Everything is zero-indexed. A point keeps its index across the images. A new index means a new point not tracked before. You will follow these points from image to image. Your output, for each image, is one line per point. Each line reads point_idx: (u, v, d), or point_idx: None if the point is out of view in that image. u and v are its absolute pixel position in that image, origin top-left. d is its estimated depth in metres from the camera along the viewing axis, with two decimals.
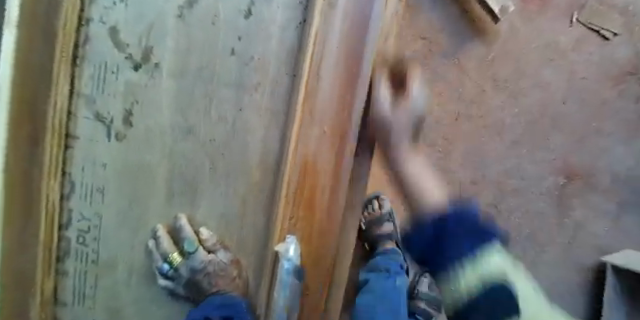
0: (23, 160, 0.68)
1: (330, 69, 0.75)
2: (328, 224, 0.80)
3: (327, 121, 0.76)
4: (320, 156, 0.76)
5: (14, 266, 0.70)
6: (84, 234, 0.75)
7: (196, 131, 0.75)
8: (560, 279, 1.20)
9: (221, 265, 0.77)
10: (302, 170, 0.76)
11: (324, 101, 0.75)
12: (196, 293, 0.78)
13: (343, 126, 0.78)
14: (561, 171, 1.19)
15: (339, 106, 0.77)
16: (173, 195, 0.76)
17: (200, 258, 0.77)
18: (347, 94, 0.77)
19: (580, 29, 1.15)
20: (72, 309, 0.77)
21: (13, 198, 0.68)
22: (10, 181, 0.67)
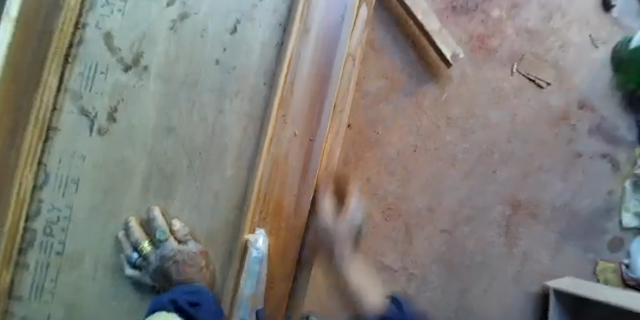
0: (5, 146, 0.80)
1: (302, 89, 0.93)
2: (297, 220, 0.94)
3: (298, 128, 0.93)
4: (290, 156, 0.92)
5: None
6: (53, 225, 0.88)
7: (176, 131, 0.91)
8: (509, 303, 1.32)
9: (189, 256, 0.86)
10: (274, 166, 0.91)
11: (297, 109, 0.93)
12: (163, 281, 0.88)
13: (312, 129, 0.94)
14: (508, 202, 1.33)
15: (309, 114, 0.94)
16: (149, 190, 0.90)
17: (172, 246, 0.88)
18: (315, 108, 0.94)
19: (519, 78, 1.32)
20: (27, 304, 0.86)
21: None
22: None
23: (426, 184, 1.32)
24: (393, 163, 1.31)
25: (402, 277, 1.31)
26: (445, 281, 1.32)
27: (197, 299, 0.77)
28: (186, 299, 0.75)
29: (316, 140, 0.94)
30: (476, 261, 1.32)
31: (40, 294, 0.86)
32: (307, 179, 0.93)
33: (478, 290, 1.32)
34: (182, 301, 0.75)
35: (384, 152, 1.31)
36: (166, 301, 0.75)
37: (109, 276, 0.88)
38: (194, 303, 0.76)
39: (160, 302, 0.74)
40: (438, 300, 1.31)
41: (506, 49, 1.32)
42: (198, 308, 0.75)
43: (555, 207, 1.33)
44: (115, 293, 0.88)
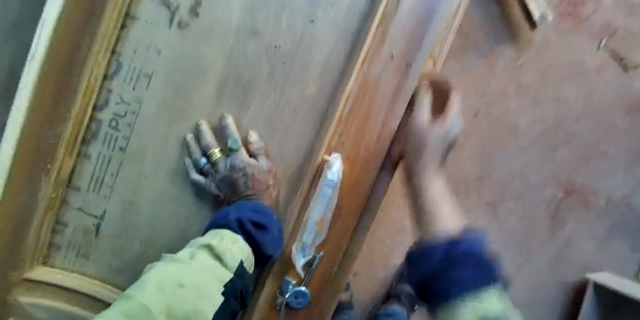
0: (74, 29, 0.63)
1: (412, 1, 0.65)
2: (377, 147, 0.70)
3: (396, 47, 0.66)
4: (382, 79, 0.67)
5: (42, 142, 0.66)
6: (119, 118, 0.70)
7: (261, 35, 0.67)
8: (540, 287, 1.28)
9: (254, 176, 0.68)
10: (362, 86, 0.67)
11: (401, 22, 0.66)
12: (231, 191, 0.70)
13: (410, 54, 0.66)
14: (562, 185, 1.25)
15: (414, 28, 0.66)
16: (224, 93, 0.69)
17: (237, 160, 0.68)
18: (420, 31, 0.66)
19: (604, 55, 1.21)
20: (84, 196, 0.73)
21: (58, 55, 0.63)
22: (57, 48, 0.62)
23: (480, 152, 1.25)
24: None
25: None
26: None
27: (263, 221, 0.66)
28: (252, 220, 0.64)
29: (415, 66, 0.66)
30: (516, 239, 1.27)
31: (98, 188, 0.72)
32: (396, 111, 0.68)
33: (512, 268, 1.28)
34: (247, 223, 0.64)
35: None
36: (231, 220, 0.63)
37: (170, 198, 0.71)
38: (260, 226, 0.65)
39: (226, 220, 0.63)
40: None
41: (598, 20, 1.19)
42: (264, 234, 0.65)
43: (611, 199, 1.24)
44: (172, 212, 0.71)
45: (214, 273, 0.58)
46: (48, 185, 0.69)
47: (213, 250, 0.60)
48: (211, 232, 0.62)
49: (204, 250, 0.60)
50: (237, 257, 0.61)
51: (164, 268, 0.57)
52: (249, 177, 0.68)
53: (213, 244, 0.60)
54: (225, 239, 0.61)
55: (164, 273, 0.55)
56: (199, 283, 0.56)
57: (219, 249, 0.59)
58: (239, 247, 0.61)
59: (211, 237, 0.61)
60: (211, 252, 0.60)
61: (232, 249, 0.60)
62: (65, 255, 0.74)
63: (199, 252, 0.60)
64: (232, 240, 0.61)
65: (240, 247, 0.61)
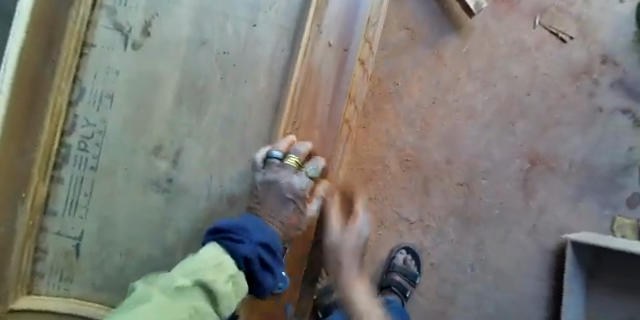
0: (38, 53, 0.67)
1: None
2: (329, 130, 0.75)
3: (333, 35, 0.74)
4: (325, 66, 0.74)
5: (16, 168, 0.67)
6: (86, 140, 0.74)
7: (210, 43, 0.73)
8: (524, 258, 1.31)
9: (293, 191, 0.66)
10: (307, 74, 0.73)
11: (335, 13, 0.75)
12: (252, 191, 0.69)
13: (345, 40, 0.75)
14: (526, 156, 1.31)
15: (346, 18, 0.75)
16: (182, 102, 0.73)
17: (278, 174, 0.66)
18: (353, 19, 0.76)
19: (542, 31, 1.30)
20: (62, 219, 0.74)
21: (24, 76, 0.65)
22: (24, 68, 0.64)
23: (445, 136, 1.31)
24: (412, 115, 1.32)
25: (417, 230, 1.33)
26: (462, 234, 1.32)
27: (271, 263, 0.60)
28: (261, 257, 0.58)
29: (352, 51, 0.76)
30: (493, 215, 1.32)
31: (75, 210, 0.74)
32: (340, 94, 0.75)
33: (494, 244, 1.32)
34: (255, 262, 0.56)
35: (402, 103, 1.32)
36: (240, 254, 0.55)
37: (145, 208, 0.74)
38: (266, 267, 0.59)
39: (236, 249, 0.55)
40: (455, 253, 1.32)
41: (529, 2, 1.30)
42: (268, 276, 0.59)
43: (574, 163, 1.31)
44: (146, 220, 0.74)
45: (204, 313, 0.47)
46: (24, 213, 0.71)
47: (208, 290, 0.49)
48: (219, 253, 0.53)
49: (198, 288, 0.48)
50: (227, 305, 0.51)
51: (157, 306, 0.44)
52: (288, 190, 0.66)
53: (211, 283, 0.49)
54: (226, 277, 0.51)
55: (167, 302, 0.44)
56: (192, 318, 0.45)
57: (217, 291, 0.49)
58: (234, 290, 0.52)
59: (215, 263, 0.51)
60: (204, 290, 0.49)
61: (230, 294, 0.51)
62: (49, 281, 0.75)
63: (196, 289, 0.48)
64: (232, 282, 0.52)
65: (236, 289, 0.52)
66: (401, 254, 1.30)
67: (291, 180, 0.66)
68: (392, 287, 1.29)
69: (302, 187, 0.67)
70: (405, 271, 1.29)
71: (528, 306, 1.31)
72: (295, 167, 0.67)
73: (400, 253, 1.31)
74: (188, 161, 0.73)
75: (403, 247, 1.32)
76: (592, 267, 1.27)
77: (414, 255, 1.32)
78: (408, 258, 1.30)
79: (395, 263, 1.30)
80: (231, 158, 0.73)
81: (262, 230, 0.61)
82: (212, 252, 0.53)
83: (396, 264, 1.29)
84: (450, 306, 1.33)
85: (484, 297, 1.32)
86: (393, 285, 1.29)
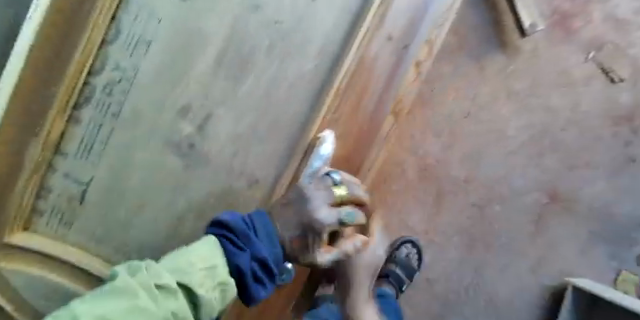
0: None
1: None
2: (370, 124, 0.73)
3: (396, 28, 0.69)
4: (380, 61, 0.69)
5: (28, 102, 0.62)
6: (113, 85, 0.68)
7: (264, 9, 0.66)
8: (520, 289, 1.29)
9: (312, 219, 0.61)
10: (355, 69, 0.68)
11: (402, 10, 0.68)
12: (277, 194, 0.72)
13: (407, 38, 0.70)
14: (545, 191, 1.27)
15: (411, 16, 0.69)
16: (222, 65, 0.68)
17: (320, 191, 0.64)
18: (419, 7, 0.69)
19: (592, 67, 1.23)
20: (71, 162, 0.70)
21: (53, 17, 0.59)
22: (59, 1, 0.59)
23: (468, 153, 1.27)
24: (441, 126, 1.27)
25: (421, 241, 1.30)
26: (464, 255, 1.29)
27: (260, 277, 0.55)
28: (254, 272, 0.54)
29: (410, 51, 0.71)
30: (499, 243, 1.29)
31: (88, 155, 0.70)
32: (391, 89, 0.72)
33: (493, 272, 1.30)
34: (249, 275, 0.53)
35: (434, 111, 1.26)
36: (235, 261, 0.52)
37: (162, 166, 0.70)
38: (260, 281, 0.56)
39: (233, 256, 0.52)
40: (455, 273, 1.30)
41: (587, 32, 1.22)
42: (260, 289, 0.56)
43: (593, 207, 1.27)
44: (161, 180, 0.71)
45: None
46: (36, 148, 0.66)
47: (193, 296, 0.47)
48: (212, 249, 0.51)
49: (182, 290, 0.46)
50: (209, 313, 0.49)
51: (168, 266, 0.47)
52: (308, 215, 0.62)
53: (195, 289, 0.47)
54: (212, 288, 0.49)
55: (135, 310, 0.40)
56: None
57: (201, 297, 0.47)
58: (219, 297, 0.50)
59: (201, 268, 0.49)
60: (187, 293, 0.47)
61: (214, 302, 0.49)
62: (49, 221, 0.72)
63: (179, 291, 0.45)
64: (219, 289, 0.50)
65: (221, 298, 0.50)
66: (406, 248, 1.27)
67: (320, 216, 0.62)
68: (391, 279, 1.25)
69: (325, 224, 0.61)
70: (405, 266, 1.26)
71: None
72: (339, 200, 0.65)
73: (405, 247, 1.27)
74: (216, 131, 0.69)
75: (408, 241, 1.28)
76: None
77: (418, 249, 1.29)
78: (412, 251, 1.28)
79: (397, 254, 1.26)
80: (263, 135, 0.70)
81: (267, 243, 0.58)
82: (205, 246, 0.51)
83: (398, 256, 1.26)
84: None
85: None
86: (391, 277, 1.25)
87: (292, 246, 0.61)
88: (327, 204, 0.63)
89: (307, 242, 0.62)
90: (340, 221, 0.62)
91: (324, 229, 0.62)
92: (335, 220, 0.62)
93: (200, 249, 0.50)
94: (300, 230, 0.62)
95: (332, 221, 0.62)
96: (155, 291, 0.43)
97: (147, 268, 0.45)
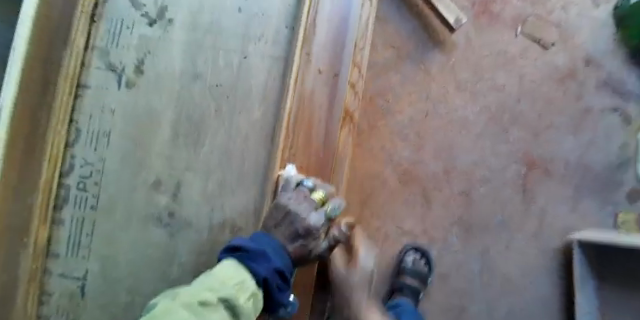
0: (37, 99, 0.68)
1: (327, 21, 0.78)
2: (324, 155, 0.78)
3: (321, 61, 0.77)
4: (316, 93, 0.76)
5: (12, 219, 0.66)
6: (85, 180, 0.75)
7: (203, 76, 0.74)
8: (528, 261, 1.30)
9: (307, 227, 0.66)
10: (299, 106, 0.74)
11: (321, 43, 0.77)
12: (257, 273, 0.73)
13: (334, 66, 0.78)
14: (521, 162, 1.32)
15: (333, 49, 0.78)
16: (179, 137, 0.74)
17: (301, 202, 0.68)
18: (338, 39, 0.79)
19: (524, 40, 1.33)
20: (65, 262, 0.75)
21: (17, 131, 0.65)
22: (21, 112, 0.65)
23: (439, 148, 1.32)
24: (406, 130, 1.33)
25: (422, 242, 1.30)
26: (466, 242, 1.30)
27: (283, 282, 0.65)
28: (276, 281, 0.63)
29: (342, 76, 0.78)
30: (495, 222, 1.31)
31: (78, 251, 0.75)
32: (332, 119, 0.77)
33: (500, 250, 1.30)
34: (273, 283, 0.62)
35: (395, 117, 1.33)
36: (259, 274, 0.60)
37: (147, 244, 0.74)
38: (281, 288, 0.64)
39: (256, 270, 0.60)
40: (465, 264, 1.30)
41: (509, 12, 1.33)
42: (283, 295, 0.64)
43: (569, 165, 1.32)
44: (149, 257, 0.74)
45: None
46: (28, 258, 0.72)
47: (231, 307, 0.57)
48: (237, 268, 0.60)
49: (221, 304, 0.56)
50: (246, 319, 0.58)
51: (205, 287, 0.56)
52: (302, 225, 0.66)
53: (234, 301, 0.57)
54: (247, 296, 0.58)
55: None
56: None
57: (240, 306, 0.57)
58: (253, 305, 0.59)
59: (233, 283, 0.58)
60: (225, 307, 0.56)
61: (250, 309, 0.58)
62: None
63: (218, 305, 0.55)
64: (252, 299, 0.58)
65: (255, 305, 0.60)
66: (411, 255, 1.27)
67: (309, 219, 0.67)
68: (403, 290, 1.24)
69: (317, 224, 0.67)
70: (415, 273, 1.24)
71: (535, 310, 1.28)
72: (318, 203, 0.70)
73: (410, 255, 1.27)
74: (189, 195, 0.73)
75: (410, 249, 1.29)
76: (599, 275, 1.24)
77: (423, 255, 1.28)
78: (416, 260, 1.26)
79: (405, 264, 1.25)
80: (231, 190, 0.73)
81: (280, 253, 0.64)
82: (232, 264, 0.60)
83: (407, 265, 1.25)
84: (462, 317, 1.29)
85: (493, 307, 1.28)
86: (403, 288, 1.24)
87: (296, 254, 0.66)
88: (313, 210, 0.68)
89: (308, 247, 0.67)
90: (327, 215, 0.69)
91: (319, 228, 0.68)
92: (324, 218, 0.68)
93: (228, 268, 0.60)
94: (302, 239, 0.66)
95: (322, 219, 0.68)
96: (198, 308, 0.53)
97: (188, 292, 0.55)
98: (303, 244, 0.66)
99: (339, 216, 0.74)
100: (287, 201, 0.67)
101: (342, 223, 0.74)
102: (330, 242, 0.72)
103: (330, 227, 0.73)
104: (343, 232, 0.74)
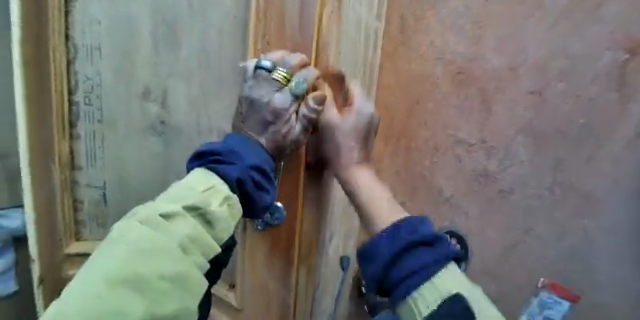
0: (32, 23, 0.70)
1: None
2: (302, 39, 0.64)
3: None
4: None
5: (36, 136, 0.74)
6: (90, 94, 0.78)
7: None
8: (619, 178, 0.99)
9: (274, 110, 0.62)
10: None
11: None
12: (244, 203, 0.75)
13: None
14: (620, 44, 0.93)
15: None
16: (159, 40, 0.73)
17: (261, 87, 0.62)
18: None
19: None
20: (88, 174, 0.82)
21: (27, 51, 0.69)
22: (27, 36, 0.69)
23: (502, 38, 1.01)
24: (461, 20, 1.03)
25: (480, 153, 1.08)
26: (534, 154, 1.04)
27: (264, 183, 0.59)
28: (253, 179, 0.57)
29: None
30: (578, 128, 0.99)
31: (97, 162, 0.82)
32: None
33: (578, 164, 1.01)
34: (248, 182, 0.56)
35: (449, 6, 1.03)
36: (231, 176, 0.54)
37: (147, 152, 0.79)
38: (260, 188, 0.59)
39: (227, 172, 0.54)
40: (534, 178, 1.05)
41: None
42: (263, 195, 0.60)
43: None
44: (150, 163, 0.80)
45: (203, 242, 0.46)
46: (57, 170, 0.79)
47: (203, 213, 0.48)
48: (206, 175, 0.52)
49: (191, 213, 0.47)
50: (224, 227, 0.50)
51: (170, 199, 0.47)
52: (268, 111, 0.62)
53: (203, 207, 0.48)
54: (220, 201, 0.50)
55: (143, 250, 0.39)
56: (184, 272, 0.41)
57: (213, 212, 0.49)
58: (230, 212, 0.52)
59: (203, 189, 0.50)
60: (197, 214, 0.48)
61: (226, 215, 0.50)
62: (91, 229, 0.86)
63: (188, 214, 0.46)
64: (227, 204, 0.51)
65: (231, 211, 0.52)
66: None
67: (271, 101, 0.62)
68: None
69: (285, 106, 0.62)
70: None
71: (626, 241, 1.00)
72: (281, 82, 0.62)
73: None
74: (174, 102, 0.75)
75: (445, 231, 1.10)
76: None
77: (458, 237, 1.08)
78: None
79: None
80: (214, 93, 0.72)
81: (252, 152, 0.60)
82: (199, 175, 0.53)
83: None
84: (530, 240, 1.07)
85: (567, 228, 1.04)
86: None
87: (271, 148, 0.63)
88: (277, 90, 0.62)
89: (281, 133, 0.62)
90: (293, 94, 0.61)
91: (288, 109, 0.62)
92: (289, 98, 0.62)
93: (194, 180, 0.52)
94: (268, 124, 0.63)
95: (288, 100, 0.62)
96: (163, 221, 0.43)
97: (146, 207, 0.45)
98: (274, 131, 0.62)
99: (310, 90, 0.62)
100: (248, 91, 0.63)
101: (311, 97, 0.61)
102: (304, 122, 0.63)
103: (299, 104, 0.63)
104: (315, 108, 0.61)
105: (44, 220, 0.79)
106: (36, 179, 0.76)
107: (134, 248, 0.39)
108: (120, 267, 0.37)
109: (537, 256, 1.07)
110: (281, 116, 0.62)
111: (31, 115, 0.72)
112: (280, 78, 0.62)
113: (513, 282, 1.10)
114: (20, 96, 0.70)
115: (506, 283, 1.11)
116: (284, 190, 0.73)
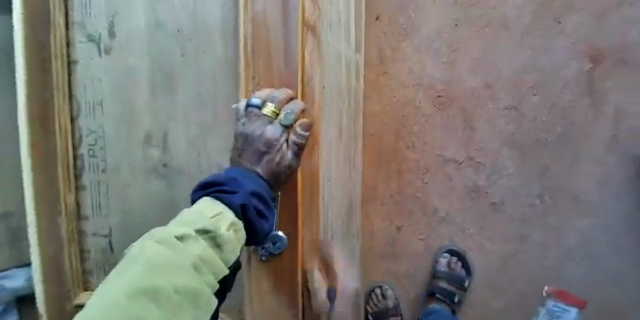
0: (40, 85, 0.73)
1: None
2: (289, 76, 0.70)
3: None
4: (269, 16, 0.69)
5: (45, 190, 0.77)
6: (94, 147, 0.83)
7: (166, 25, 0.77)
8: (603, 177, 1.03)
9: (266, 141, 0.66)
10: (254, 40, 0.70)
11: None
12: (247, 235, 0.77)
13: None
14: (584, 54, 1.02)
15: None
16: (157, 88, 0.79)
17: (253, 122, 0.67)
18: None
19: None
20: (94, 223, 0.85)
21: (34, 108, 0.73)
22: (35, 97, 0.73)
23: (476, 60, 1.08)
24: (436, 43, 1.10)
25: (469, 170, 1.10)
26: (521, 165, 1.07)
27: (264, 210, 0.64)
28: (255, 206, 0.62)
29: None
30: (556, 135, 1.05)
31: (102, 210, 0.85)
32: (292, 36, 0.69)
33: (563, 169, 1.05)
34: (251, 209, 0.60)
35: (422, 35, 1.11)
36: (235, 203, 0.58)
37: (151, 193, 0.83)
38: (262, 214, 0.63)
39: (230, 200, 0.58)
40: (524, 187, 1.07)
41: None
42: (264, 221, 0.64)
43: None
44: (155, 204, 0.83)
45: (212, 262, 0.51)
46: (65, 224, 0.81)
47: (213, 237, 0.52)
48: (214, 204, 0.56)
49: (201, 236, 0.51)
50: (231, 250, 0.55)
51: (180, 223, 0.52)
52: (261, 141, 0.66)
53: (214, 231, 0.52)
54: (227, 226, 0.54)
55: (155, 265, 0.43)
56: (193, 287, 0.45)
57: (222, 236, 0.53)
58: (236, 237, 0.56)
59: (211, 215, 0.54)
60: (208, 237, 0.52)
61: (233, 239, 0.55)
62: (99, 277, 0.87)
63: (199, 237, 0.51)
64: (233, 229, 0.56)
65: (236, 236, 0.56)
66: (445, 258, 1.11)
67: (264, 134, 0.66)
68: (439, 295, 1.09)
69: (276, 136, 0.67)
70: (450, 277, 1.08)
71: (619, 237, 1.03)
72: (271, 117, 0.67)
73: (444, 258, 1.11)
74: (175, 145, 0.81)
75: (445, 250, 1.12)
76: None
77: (460, 256, 1.10)
78: (452, 261, 1.09)
79: (438, 268, 1.11)
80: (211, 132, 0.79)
81: (251, 180, 0.65)
82: (205, 203, 0.57)
83: (440, 269, 1.10)
84: (529, 250, 1.07)
85: (563, 232, 1.05)
86: (439, 293, 1.09)
87: (268, 176, 0.67)
88: (268, 123, 0.67)
89: (275, 161, 0.67)
90: (283, 125, 0.67)
91: (279, 139, 0.67)
92: (280, 129, 0.67)
93: (201, 208, 0.56)
94: (263, 155, 0.66)
95: (279, 131, 0.67)
96: (177, 242, 0.48)
97: (162, 230, 0.49)
98: (268, 160, 0.66)
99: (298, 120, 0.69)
100: (242, 127, 0.67)
101: (298, 125, 0.68)
102: (295, 148, 0.68)
103: (289, 133, 0.68)
104: (303, 134, 0.68)
105: (51, 272, 0.79)
106: (45, 233, 0.77)
107: (150, 263, 0.43)
108: (138, 280, 0.40)
109: (541, 265, 1.07)
110: (274, 146, 0.66)
111: (40, 170, 0.75)
112: (270, 112, 0.67)
113: (519, 296, 1.08)
114: (30, 153, 0.73)
115: (513, 296, 1.08)
116: (283, 219, 0.75)
